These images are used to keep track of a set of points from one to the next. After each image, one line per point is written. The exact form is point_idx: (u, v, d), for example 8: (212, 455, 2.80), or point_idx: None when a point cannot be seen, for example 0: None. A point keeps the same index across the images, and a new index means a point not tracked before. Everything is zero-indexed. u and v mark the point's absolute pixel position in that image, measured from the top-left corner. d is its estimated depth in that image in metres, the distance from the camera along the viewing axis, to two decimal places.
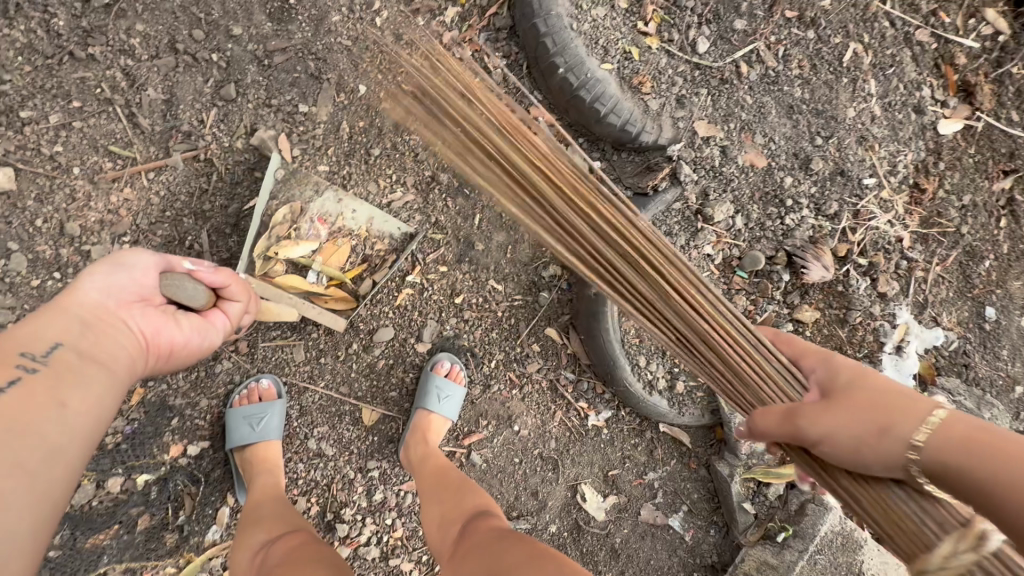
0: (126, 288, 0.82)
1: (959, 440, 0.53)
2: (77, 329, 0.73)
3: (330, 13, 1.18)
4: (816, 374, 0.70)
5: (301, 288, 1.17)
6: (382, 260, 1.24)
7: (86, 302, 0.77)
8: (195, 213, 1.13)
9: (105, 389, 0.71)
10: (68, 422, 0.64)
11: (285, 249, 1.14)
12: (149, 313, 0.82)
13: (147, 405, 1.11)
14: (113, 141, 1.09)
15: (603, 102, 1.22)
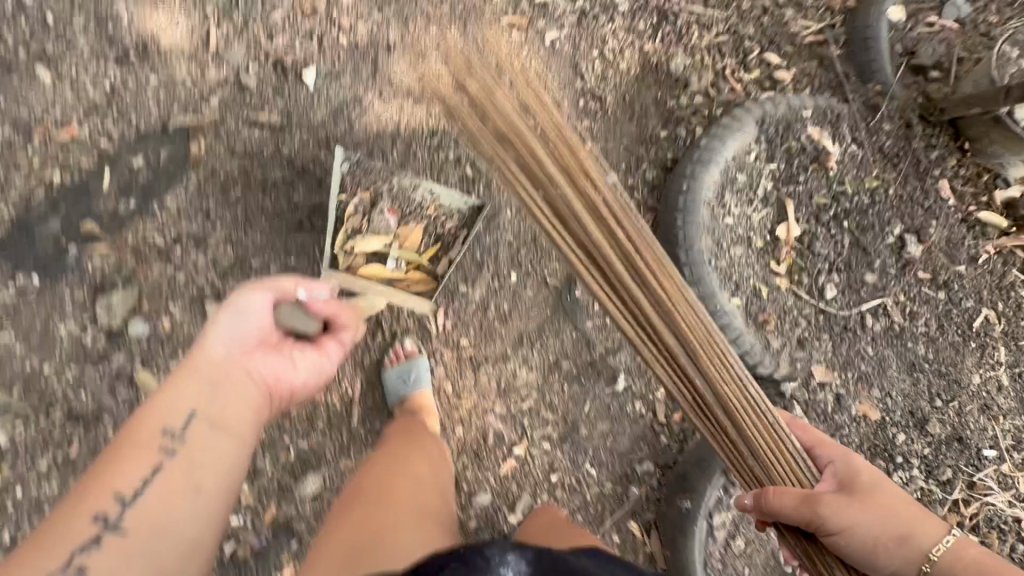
0: (248, 333, 0.92)
1: (960, 561, 0.83)
2: (208, 388, 0.85)
3: (503, 210, 1.40)
4: (831, 466, 0.92)
5: (379, 275, 1.29)
6: (452, 235, 1.33)
7: (217, 360, 0.87)
8: (356, 362, 1.31)
9: (238, 450, 0.84)
10: (198, 507, 0.76)
11: (361, 242, 1.30)
12: (269, 359, 0.92)
13: (277, 526, 1.24)
14: None
15: (727, 332, 1.28)
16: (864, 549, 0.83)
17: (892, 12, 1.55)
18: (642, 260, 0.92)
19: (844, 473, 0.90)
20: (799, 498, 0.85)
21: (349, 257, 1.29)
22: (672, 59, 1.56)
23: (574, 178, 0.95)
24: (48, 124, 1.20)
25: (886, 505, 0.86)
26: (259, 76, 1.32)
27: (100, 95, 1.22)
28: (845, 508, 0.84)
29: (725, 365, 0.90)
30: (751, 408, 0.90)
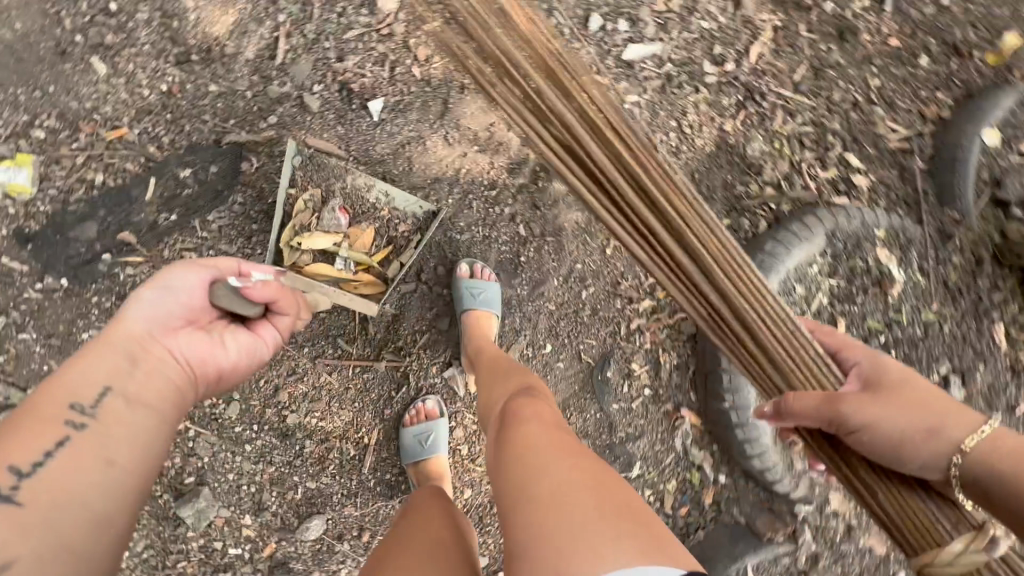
0: (175, 311, 0.79)
1: (1009, 451, 0.69)
2: (129, 363, 0.72)
3: (549, 278, 1.36)
4: (859, 367, 0.82)
5: (324, 275, 1.19)
6: (405, 238, 1.25)
7: (134, 337, 0.74)
8: (378, 412, 1.28)
9: (155, 429, 0.71)
10: (109, 481, 0.63)
11: (306, 239, 1.18)
12: (198, 338, 0.79)
13: (274, 560, 1.23)
14: (342, 333, 1.26)
15: (753, 446, 1.33)
16: (887, 441, 0.74)
17: (987, 135, 1.47)
18: (632, 146, 0.79)
19: (869, 376, 0.81)
20: (820, 397, 0.77)
21: (293, 254, 1.18)
22: (750, 143, 1.48)
23: (558, 65, 0.79)
24: (95, 120, 1.12)
25: (908, 400, 0.76)
26: (322, 98, 1.24)
27: (154, 96, 1.14)
28: (869, 403, 0.75)
29: (734, 263, 0.79)
30: (767, 314, 0.80)
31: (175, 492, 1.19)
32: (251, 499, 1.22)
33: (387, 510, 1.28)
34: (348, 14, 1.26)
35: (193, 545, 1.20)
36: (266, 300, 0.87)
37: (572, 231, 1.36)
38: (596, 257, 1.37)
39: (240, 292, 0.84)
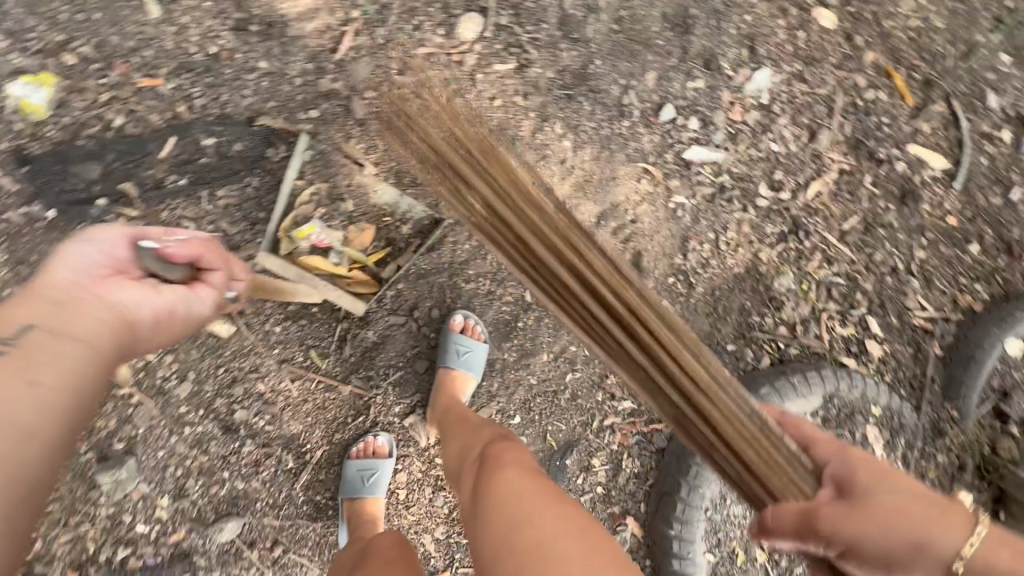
0: (102, 263, 0.83)
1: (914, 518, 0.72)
2: (53, 301, 0.76)
3: (539, 351, 1.32)
4: (829, 463, 0.80)
5: (318, 268, 1.16)
6: (404, 241, 1.22)
7: (59, 286, 0.78)
8: (329, 434, 1.24)
9: (85, 357, 0.75)
10: (33, 400, 0.69)
11: (302, 232, 1.15)
12: (126, 288, 0.81)
13: (179, 549, 1.19)
14: (317, 345, 1.22)
15: None
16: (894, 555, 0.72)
17: (1011, 343, 1.45)
18: (597, 260, 0.86)
19: (844, 479, 0.78)
20: (798, 517, 0.77)
21: (288, 244, 1.15)
22: (778, 276, 1.45)
23: (518, 203, 0.91)
24: (133, 62, 1.07)
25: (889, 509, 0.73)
26: (372, 106, 1.19)
27: (201, 55, 1.09)
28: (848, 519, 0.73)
29: (713, 369, 0.83)
30: (735, 418, 0.81)
31: (101, 454, 1.15)
32: (175, 482, 1.18)
33: (307, 531, 1.25)
34: (424, 30, 1.20)
35: (103, 512, 1.15)
36: (191, 258, 0.89)
37: None
38: None
39: (162, 253, 0.86)
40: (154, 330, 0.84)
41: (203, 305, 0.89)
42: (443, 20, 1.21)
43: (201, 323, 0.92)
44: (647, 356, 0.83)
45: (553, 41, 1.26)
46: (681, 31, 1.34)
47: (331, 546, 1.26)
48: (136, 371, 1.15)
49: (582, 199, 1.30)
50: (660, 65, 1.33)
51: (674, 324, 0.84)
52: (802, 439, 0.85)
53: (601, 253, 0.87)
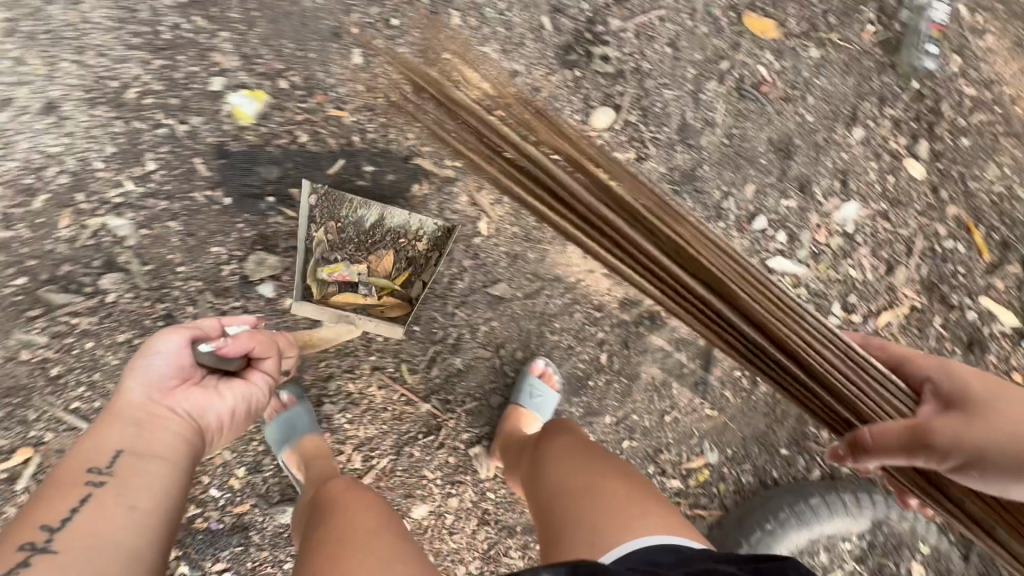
0: (166, 374, 0.91)
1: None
2: (132, 423, 0.85)
3: (604, 413, 1.41)
4: (939, 377, 0.90)
5: (352, 303, 1.29)
6: (421, 257, 1.32)
7: (134, 403, 0.87)
8: (398, 445, 1.33)
9: (170, 465, 0.83)
10: (142, 518, 0.74)
11: (328, 270, 1.27)
12: (193, 397, 0.91)
13: (241, 521, 1.27)
14: (408, 360, 1.33)
15: None
16: (1003, 465, 0.78)
17: None
18: (682, 231, 0.95)
19: (945, 390, 0.88)
20: (903, 436, 0.86)
21: (319, 286, 1.27)
22: None
23: (587, 162, 1.00)
24: (329, 95, 1.28)
25: (1012, 416, 0.79)
26: None
27: (382, 100, 1.30)
28: (949, 423, 0.83)
29: (752, 277, 0.92)
30: (780, 311, 0.92)
31: None
32: (254, 456, 1.28)
33: None
34: (564, 113, 1.40)
35: None
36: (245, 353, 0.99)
37: (644, 383, 1.42)
38: (651, 417, 1.42)
39: (217, 353, 0.95)
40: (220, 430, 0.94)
41: (259, 395, 1.01)
42: (582, 108, 1.40)
43: (257, 415, 1.03)
44: (754, 334, 0.92)
45: (671, 143, 1.43)
46: (783, 155, 1.50)
47: None
48: None
49: None
50: (759, 180, 1.48)
51: (750, 280, 0.93)
52: (893, 360, 0.97)
53: (628, 174, 1.00)
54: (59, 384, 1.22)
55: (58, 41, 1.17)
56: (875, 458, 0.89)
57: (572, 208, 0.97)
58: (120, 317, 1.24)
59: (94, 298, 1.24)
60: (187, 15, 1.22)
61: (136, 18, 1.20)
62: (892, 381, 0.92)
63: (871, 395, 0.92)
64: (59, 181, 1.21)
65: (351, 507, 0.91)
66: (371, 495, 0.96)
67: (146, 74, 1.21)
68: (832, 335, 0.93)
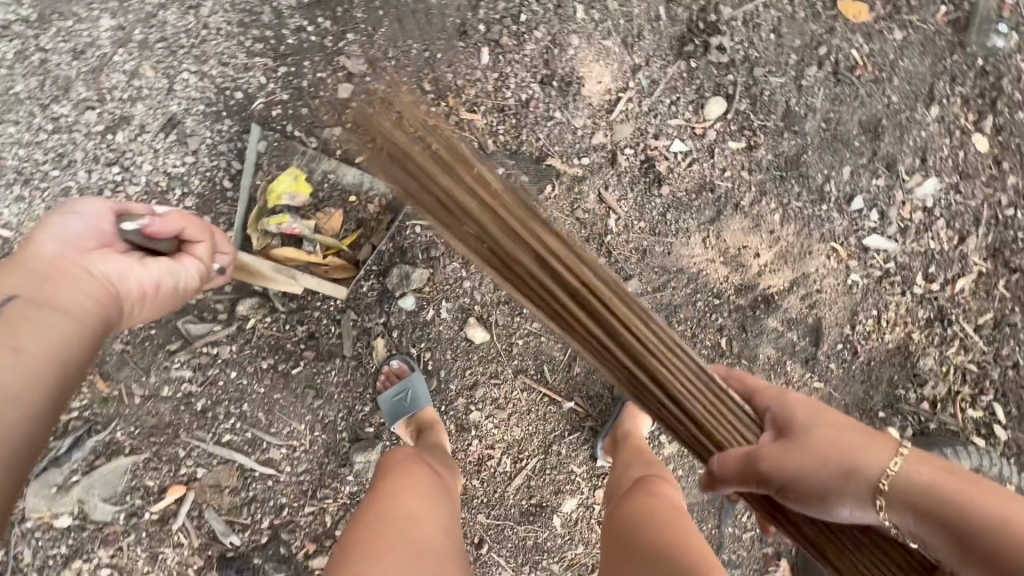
0: (80, 232, 0.79)
1: (923, 470, 0.65)
2: (28, 269, 0.72)
3: None
4: (772, 409, 0.80)
5: (295, 259, 1.17)
6: (374, 220, 1.21)
7: (43, 257, 0.74)
8: (546, 445, 1.35)
9: (68, 328, 0.69)
10: (17, 369, 0.61)
11: (274, 221, 1.14)
12: (111, 258, 0.78)
13: None
14: (548, 361, 1.34)
15: None
16: (814, 498, 0.71)
17: None
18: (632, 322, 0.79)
19: (781, 418, 0.78)
20: (740, 461, 0.76)
21: (260, 236, 1.15)
22: (923, 357, 1.58)
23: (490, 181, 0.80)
24: (461, 98, 1.25)
25: (828, 441, 0.71)
26: (629, 163, 1.38)
27: (513, 101, 1.28)
28: (788, 457, 0.72)
29: (669, 350, 0.81)
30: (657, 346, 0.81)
31: (354, 436, 1.24)
32: None
33: (511, 533, 1.36)
34: (679, 104, 1.40)
35: (346, 490, 1.23)
36: (171, 233, 0.86)
37: (762, 363, 1.50)
38: None
39: (144, 229, 0.83)
40: (135, 302, 0.81)
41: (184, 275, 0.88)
42: (695, 99, 1.41)
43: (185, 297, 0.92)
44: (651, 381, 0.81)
45: (778, 130, 1.47)
46: (873, 136, 1.54)
47: (526, 548, 1.37)
48: (391, 348, 1.25)
49: (781, 266, 1.49)
50: (854, 162, 1.53)
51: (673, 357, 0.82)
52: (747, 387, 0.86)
53: (535, 216, 0.81)
54: (208, 418, 1.18)
55: (177, 51, 1.09)
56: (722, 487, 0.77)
57: (509, 273, 0.79)
58: (262, 342, 1.19)
59: (233, 324, 1.18)
60: (312, 17, 1.15)
61: (259, 22, 1.12)
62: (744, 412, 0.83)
63: (733, 431, 0.81)
64: (187, 205, 1.11)
65: (406, 478, 0.89)
66: (435, 480, 0.94)
67: (271, 83, 1.13)
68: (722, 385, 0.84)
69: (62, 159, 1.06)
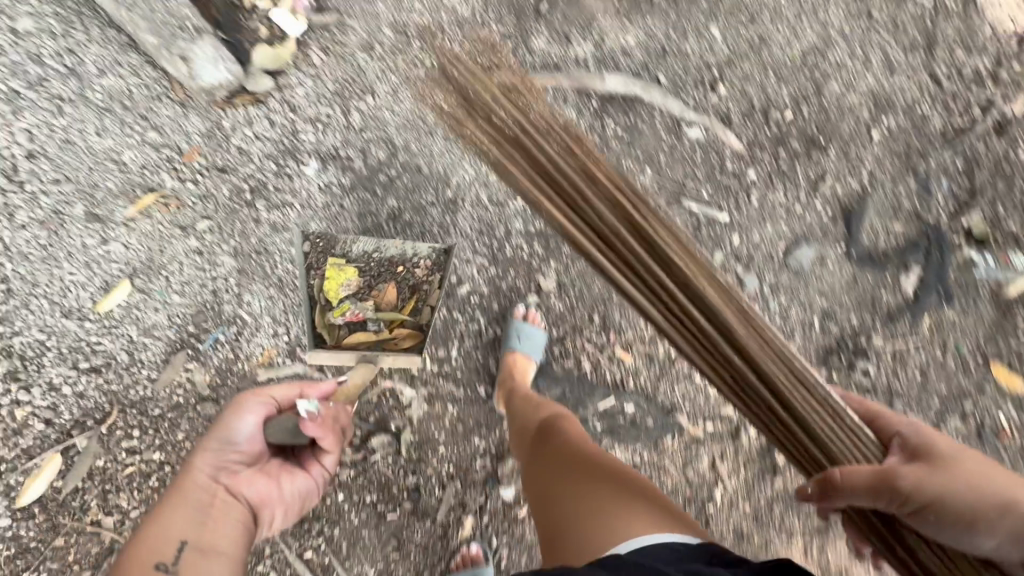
0: (235, 454, 1.07)
1: None
2: (200, 505, 1.01)
3: None
4: (905, 435, 0.94)
5: (366, 342, 1.34)
6: (424, 281, 1.37)
7: (206, 492, 1.02)
8: None
9: (224, 561, 0.99)
10: None
11: (337, 313, 1.34)
12: (254, 485, 1.06)
13: None
14: None
15: None
16: (952, 516, 0.84)
17: None
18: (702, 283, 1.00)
19: (911, 444, 0.92)
20: (874, 475, 0.88)
21: (332, 329, 1.34)
22: None
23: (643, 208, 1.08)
24: (621, 337, 1.42)
25: (966, 473, 0.85)
26: (750, 442, 1.43)
27: (663, 352, 1.42)
28: (926, 476, 0.85)
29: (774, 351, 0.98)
30: (769, 349, 0.98)
31: None
32: None
33: None
34: None
35: None
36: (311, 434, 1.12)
37: None
38: None
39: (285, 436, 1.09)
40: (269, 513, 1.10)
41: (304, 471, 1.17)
42: None
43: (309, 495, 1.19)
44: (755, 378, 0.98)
45: None
46: None
47: None
48: (475, 532, 1.32)
49: None
50: None
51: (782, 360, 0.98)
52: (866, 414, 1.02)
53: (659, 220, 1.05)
54: (302, 528, 1.28)
55: (426, 235, 1.39)
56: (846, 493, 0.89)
57: (618, 246, 1.05)
58: (375, 479, 1.32)
59: (360, 452, 1.33)
60: (531, 241, 1.42)
61: (491, 233, 1.40)
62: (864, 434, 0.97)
63: (848, 447, 0.96)
64: (376, 343, 1.36)
65: None
66: None
67: (480, 278, 1.40)
68: (830, 395, 0.99)
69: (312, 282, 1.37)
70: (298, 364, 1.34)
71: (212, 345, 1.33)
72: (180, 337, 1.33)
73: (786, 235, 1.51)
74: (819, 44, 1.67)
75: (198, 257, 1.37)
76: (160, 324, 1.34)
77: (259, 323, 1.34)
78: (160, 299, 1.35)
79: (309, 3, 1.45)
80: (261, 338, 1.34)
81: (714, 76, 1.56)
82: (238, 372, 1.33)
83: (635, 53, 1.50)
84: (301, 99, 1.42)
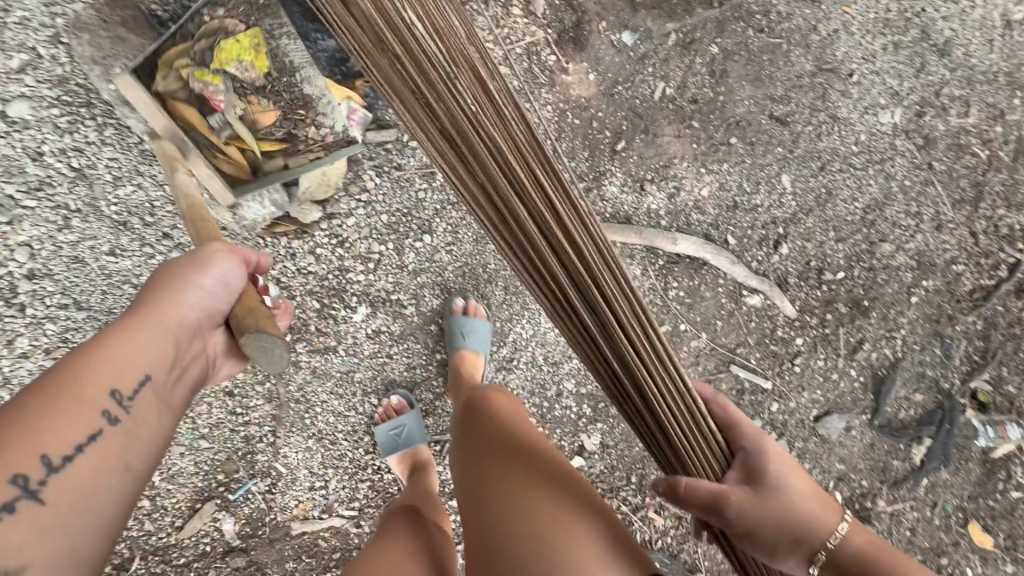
0: (215, 298, 0.83)
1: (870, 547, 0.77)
2: (149, 401, 0.75)
3: None
4: (752, 454, 0.78)
5: (189, 124, 1.07)
6: (304, 137, 1.17)
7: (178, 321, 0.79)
8: None
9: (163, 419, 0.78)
10: (121, 480, 0.71)
11: (201, 77, 1.06)
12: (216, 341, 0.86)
13: None
14: None
15: None
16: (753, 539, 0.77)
17: None
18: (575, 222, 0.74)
19: (755, 463, 0.77)
20: (708, 495, 0.74)
21: (175, 81, 1.05)
22: None
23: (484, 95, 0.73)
24: (654, 498, 1.45)
25: (787, 505, 0.76)
26: None
27: (691, 513, 1.47)
28: (756, 510, 0.75)
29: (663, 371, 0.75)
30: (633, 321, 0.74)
31: None
32: None
33: None
34: None
35: None
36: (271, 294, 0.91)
37: None
38: None
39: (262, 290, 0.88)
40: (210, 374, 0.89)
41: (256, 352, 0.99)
42: None
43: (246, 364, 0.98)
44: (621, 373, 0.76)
45: None
46: None
47: None
48: None
49: None
50: None
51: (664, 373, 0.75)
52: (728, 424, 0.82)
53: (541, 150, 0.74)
54: None
55: None
56: (683, 507, 0.76)
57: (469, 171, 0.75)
58: None
59: None
60: (581, 401, 1.39)
61: (541, 392, 1.38)
62: (714, 436, 0.79)
63: (699, 458, 0.77)
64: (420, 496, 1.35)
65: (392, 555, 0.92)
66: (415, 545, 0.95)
67: None
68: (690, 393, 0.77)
69: (354, 433, 1.31)
70: (335, 518, 1.30)
71: (242, 495, 1.26)
72: (207, 485, 1.25)
73: (820, 404, 1.58)
74: (880, 198, 1.65)
75: (228, 399, 1.25)
76: (185, 471, 1.24)
77: (296, 475, 1.28)
78: (185, 442, 1.23)
79: (365, 116, 1.28)
80: (297, 489, 1.28)
81: (779, 234, 1.52)
82: (271, 522, 1.28)
83: (707, 209, 1.47)
84: (352, 232, 1.28)
